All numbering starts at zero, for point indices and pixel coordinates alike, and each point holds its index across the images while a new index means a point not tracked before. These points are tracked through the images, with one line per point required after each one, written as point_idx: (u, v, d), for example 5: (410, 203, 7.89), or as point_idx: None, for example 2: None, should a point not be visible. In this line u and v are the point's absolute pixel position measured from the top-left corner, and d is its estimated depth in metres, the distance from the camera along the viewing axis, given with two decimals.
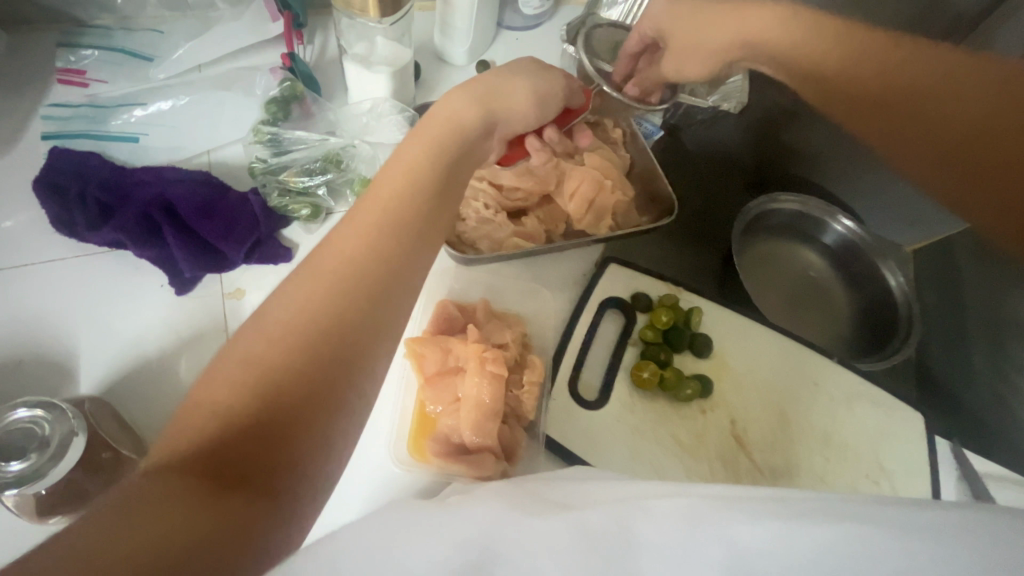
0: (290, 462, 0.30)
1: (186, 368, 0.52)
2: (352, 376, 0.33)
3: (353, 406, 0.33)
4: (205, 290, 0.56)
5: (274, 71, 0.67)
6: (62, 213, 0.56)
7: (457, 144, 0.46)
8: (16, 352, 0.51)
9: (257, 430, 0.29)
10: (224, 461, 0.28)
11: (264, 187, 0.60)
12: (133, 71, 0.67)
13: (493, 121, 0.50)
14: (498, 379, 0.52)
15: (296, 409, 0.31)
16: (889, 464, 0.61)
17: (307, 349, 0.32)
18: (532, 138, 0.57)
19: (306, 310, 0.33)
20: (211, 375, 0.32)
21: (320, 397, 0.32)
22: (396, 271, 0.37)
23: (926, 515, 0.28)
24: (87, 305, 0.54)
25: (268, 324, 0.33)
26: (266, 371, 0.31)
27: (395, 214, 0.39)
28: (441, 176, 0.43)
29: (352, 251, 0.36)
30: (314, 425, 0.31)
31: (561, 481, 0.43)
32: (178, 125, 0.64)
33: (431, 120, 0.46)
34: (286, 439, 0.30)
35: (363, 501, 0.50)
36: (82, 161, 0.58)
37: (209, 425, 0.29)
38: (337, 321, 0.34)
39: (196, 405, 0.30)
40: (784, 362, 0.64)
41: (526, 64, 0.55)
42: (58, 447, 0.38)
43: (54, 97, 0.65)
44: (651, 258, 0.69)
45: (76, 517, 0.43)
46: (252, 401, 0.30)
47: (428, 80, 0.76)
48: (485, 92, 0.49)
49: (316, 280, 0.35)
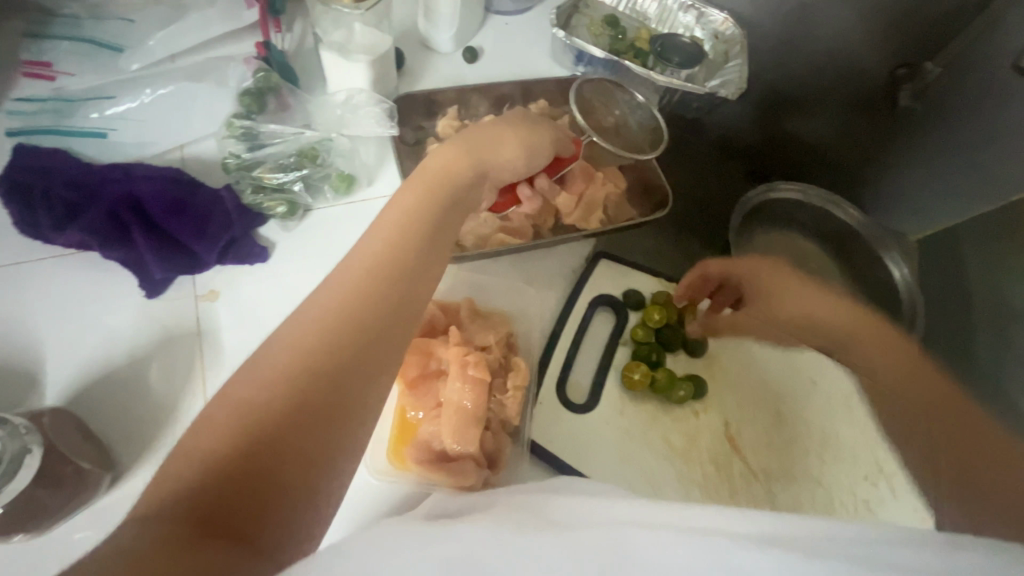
0: (277, 507, 0.28)
1: (157, 374, 0.50)
2: (348, 416, 0.32)
3: (347, 450, 0.32)
4: (177, 292, 0.54)
5: (249, 61, 0.64)
6: (26, 214, 0.54)
7: (451, 187, 0.46)
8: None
9: (247, 474, 0.28)
10: (209, 509, 0.27)
11: (238, 183, 0.57)
12: (103, 62, 0.64)
13: (485, 170, 0.50)
14: (480, 384, 0.49)
15: (290, 448, 0.29)
16: (888, 466, 0.58)
17: (300, 388, 0.31)
18: (523, 185, 0.59)
19: (298, 351, 0.33)
20: (200, 419, 0.31)
21: (311, 438, 0.30)
22: (390, 309, 0.37)
23: (941, 567, 0.25)
24: (53, 310, 0.52)
25: (260, 367, 0.32)
26: (257, 411, 0.30)
27: (393, 251, 0.39)
28: (436, 216, 0.43)
29: (347, 290, 0.36)
30: (306, 467, 0.30)
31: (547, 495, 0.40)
32: (149, 119, 0.61)
33: (427, 169, 0.46)
34: (274, 485, 0.28)
35: (339, 513, 0.48)
36: (47, 158, 0.56)
37: (194, 470, 0.28)
38: (332, 359, 0.33)
39: (182, 450, 0.29)
40: (782, 362, 0.62)
41: (519, 118, 0.56)
42: (10, 465, 0.36)
43: (20, 90, 0.62)
44: (647, 252, 0.66)
45: (40, 532, 0.41)
46: (241, 442, 0.29)
47: (412, 68, 0.72)
48: (474, 141, 0.50)
49: (311, 323, 0.34)
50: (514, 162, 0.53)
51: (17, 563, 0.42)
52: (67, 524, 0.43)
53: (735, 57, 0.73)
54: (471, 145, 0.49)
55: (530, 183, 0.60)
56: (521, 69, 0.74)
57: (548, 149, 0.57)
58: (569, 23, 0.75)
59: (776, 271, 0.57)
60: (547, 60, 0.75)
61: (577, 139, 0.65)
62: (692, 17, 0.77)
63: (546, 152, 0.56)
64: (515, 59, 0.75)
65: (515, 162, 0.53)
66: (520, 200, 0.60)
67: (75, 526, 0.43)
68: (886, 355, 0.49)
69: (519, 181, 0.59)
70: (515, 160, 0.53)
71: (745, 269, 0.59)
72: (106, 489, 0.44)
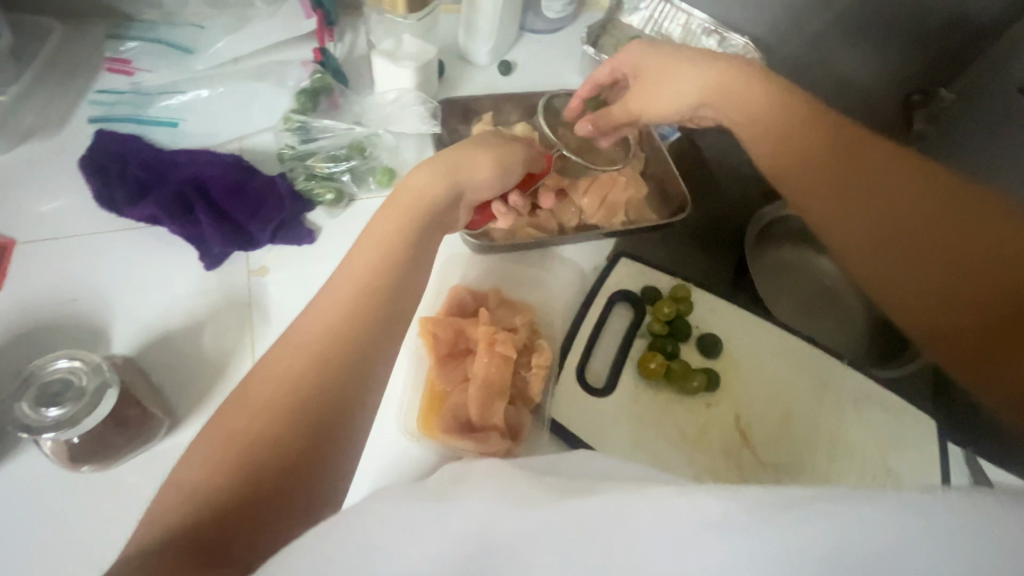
0: (267, 530, 0.33)
1: (211, 337, 0.55)
2: (332, 438, 0.37)
3: (333, 468, 0.37)
4: (232, 266, 0.59)
5: (306, 64, 0.71)
6: (104, 190, 0.60)
7: (427, 212, 0.50)
8: (68, 302, 0.55)
9: (238, 506, 0.33)
10: (207, 538, 0.32)
11: (292, 171, 0.63)
12: (174, 62, 0.71)
13: (460, 190, 0.53)
14: (506, 360, 0.54)
15: (276, 478, 0.35)
16: (896, 466, 0.60)
17: (284, 419, 0.36)
18: (498, 203, 0.60)
19: (288, 380, 0.38)
20: (198, 449, 0.36)
21: (301, 462, 0.36)
22: (366, 339, 0.41)
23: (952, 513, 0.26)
24: (120, 275, 0.57)
25: (251, 399, 0.38)
26: (243, 447, 0.35)
27: (363, 289, 0.43)
28: (411, 243, 0.47)
29: (327, 324, 0.41)
30: (295, 490, 0.35)
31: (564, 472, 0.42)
32: (214, 112, 0.68)
33: (402, 196, 0.50)
34: (266, 509, 0.34)
35: (374, 473, 0.52)
36: (125, 142, 0.62)
37: (193, 501, 0.33)
38: (312, 390, 0.38)
39: (182, 483, 0.35)
40: (794, 364, 0.64)
41: (489, 138, 0.58)
42: (93, 396, 0.41)
43: (101, 83, 0.69)
44: (666, 255, 0.70)
45: (106, 466, 0.46)
46: (233, 476, 0.34)
47: (451, 78, 0.78)
48: (449, 165, 0.52)
49: (299, 352, 0.39)
50: (490, 180, 0.55)
51: (84, 497, 0.46)
52: (125, 466, 0.47)
53: None
54: (447, 168, 0.52)
55: (505, 201, 0.61)
56: (552, 82, 0.80)
57: (521, 165, 0.59)
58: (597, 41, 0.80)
59: (656, 57, 0.60)
60: (576, 75, 0.81)
61: (548, 153, 0.68)
62: (714, 42, 0.80)
63: (518, 170, 0.58)
64: (547, 73, 0.80)
65: (490, 185, 0.56)
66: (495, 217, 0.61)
67: (134, 468, 0.47)
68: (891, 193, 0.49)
69: (493, 199, 0.59)
70: (491, 180, 0.55)
71: (627, 62, 0.62)
72: (163, 436, 0.48)
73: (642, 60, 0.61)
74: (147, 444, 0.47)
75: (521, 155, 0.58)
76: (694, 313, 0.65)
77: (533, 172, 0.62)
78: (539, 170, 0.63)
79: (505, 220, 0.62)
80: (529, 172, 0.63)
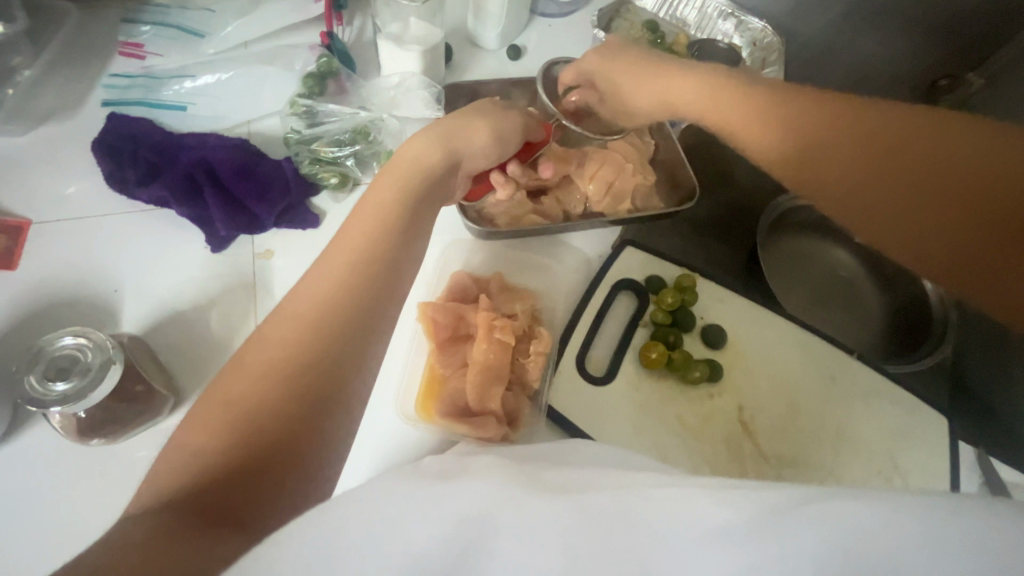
0: (267, 495, 0.35)
1: (217, 319, 0.56)
2: (329, 413, 0.38)
3: (327, 440, 0.38)
4: (239, 249, 0.60)
5: (313, 49, 0.71)
6: (115, 171, 0.61)
7: (424, 180, 0.50)
8: (112, 291, 0.56)
9: (238, 471, 0.35)
10: (209, 502, 0.33)
11: (298, 155, 0.63)
12: (185, 46, 0.72)
13: (458, 158, 0.53)
14: (504, 347, 0.54)
15: (273, 445, 0.36)
16: (902, 462, 0.58)
17: (282, 389, 0.37)
18: (496, 172, 0.61)
19: (286, 348, 0.39)
20: (196, 417, 0.37)
21: (301, 430, 0.37)
22: (363, 309, 0.42)
23: (947, 507, 0.26)
24: (130, 256, 0.58)
25: (247, 367, 0.39)
26: (241, 414, 0.36)
27: (360, 257, 0.44)
28: (407, 209, 0.48)
29: (326, 292, 0.42)
30: (293, 459, 0.36)
31: (562, 463, 0.42)
32: (223, 96, 0.68)
33: (399, 163, 0.51)
34: (268, 472, 0.35)
35: (373, 456, 0.52)
36: (136, 125, 0.63)
37: (195, 464, 0.34)
38: (308, 360, 0.39)
39: (182, 448, 0.36)
40: (803, 357, 0.63)
41: (487, 105, 0.58)
42: (98, 372, 0.42)
43: (115, 66, 0.70)
44: (674, 246, 0.68)
45: (113, 440, 0.47)
46: (233, 443, 0.35)
47: (459, 63, 0.77)
48: (447, 132, 0.53)
49: (295, 321, 0.40)
50: (486, 151, 0.56)
51: (94, 470, 0.48)
52: (132, 442, 0.49)
53: (772, 64, 0.75)
54: (443, 135, 0.53)
55: (503, 171, 0.62)
56: None
57: (516, 138, 0.59)
58: (609, 27, 0.79)
59: (619, 50, 0.60)
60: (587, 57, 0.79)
61: (547, 122, 0.68)
62: (731, 25, 0.79)
63: (514, 141, 0.59)
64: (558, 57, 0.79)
65: (486, 153, 0.56)
66: (494, 186, 0.62)
67: (142, 443, 0.49)
68: (829, 144, 0.44)
69: (492, 168, 0.60)
70: (487, 150, 0.56)
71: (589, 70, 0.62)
72: (169, 413, 0.50)
73: (599, 71, 0.61)
74: (154, 421, 0.49)
75: (516, 126, 0.58)
76: (698, 303, 0.64)
77: (531, 141, 0.63)
78: (538, 139, 0.64)
79: (504, 190, 0.62)
80: (527, 141, 0.64)
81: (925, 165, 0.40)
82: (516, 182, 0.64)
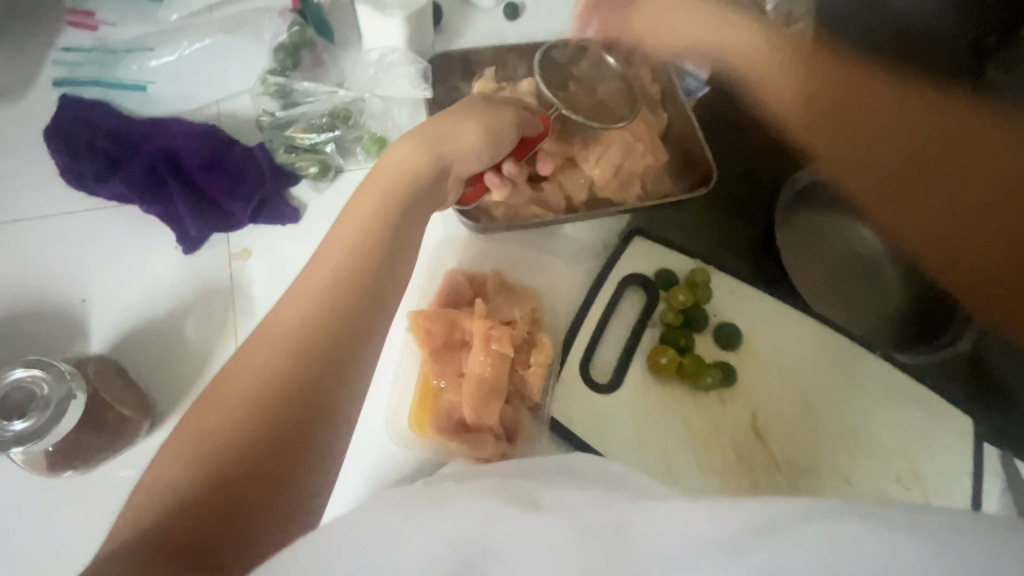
0: (247, 534, 0.30)
1: (192, 328, 0.52)
2: (314, 441, 0.34)
3: (312, 470, 0.33)
4: (212, 249, 0.54)
5: (284, 14, 0.63)
6: (71, 165, 0.55)
7: (409, 190, 0.45)
8: (80, 301, 0.52)
9: (214, 509, 0.30)
10: (181, 543, 0.28)
11: (271, 142, 0.57)
12: (141, 14, 0.64)
13: (446, 165, 0.48)
14: (502, 358, 0.50)
15: (252, 475, 0.31)
16: (924, 469, 0.54)
17: (260, 418, 0.33)
18: (492, 174, 0.54)
19: (258, 375, 0.34)
20: (164, 454, 0.33)
21: (284, 461, 0.32)
22: (348, 331, 0.37)
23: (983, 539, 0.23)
24: (95, 261, 0.54)
25: (220, 396, 0.34)
26: (214, 447, 0.31)
27: (346, 271, 0.39)
28: (393, 220, 0.43)
29: (306, 311, 0.37)
30: (273, 493, 0.32)
31: (551, 479, 0.38)
32: (186, 73, 0.61)
33: (382, 171, 0.46)
34: (248, 509, 0.31)
35: (368, 473, 0.50)
36: (92, 112, 0.57)
37: (161, 504, 0.30)
38: (289, 385, 0.34)
39: (149, 487, 0.31)
40: (822, 357, 0.58)
41: (476, 102, 0.52)
42: (57, 408, 0.39)
43: (66, 40, 0.63)
44: (684, 229, 0.61)
45: (88, 469, 0.45)
46: (207, 478, 0.30)
47: (450, 25, 0.69)
48: (437, 135, 0.48)
49: (269, 347, 0.35)
50: (478, 153, 0.50)
51: (72, 499, 0.45)
52: (111, 466, 0.46)
53: None
54: (431, 139, 0.47)
55: (498, 171, 0.55)
56: (564, 27, 0.69)
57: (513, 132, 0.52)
58: None
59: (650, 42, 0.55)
60: None
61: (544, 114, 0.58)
62: None
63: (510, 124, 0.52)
64: (559, 16, 0.70)
65: (478, 153, 0.50)
66: (489, 189, 0.55)
67: (122, 467, 0.46)
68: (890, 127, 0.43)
69: (485, 170, 0.54)
70: (480, 153, 0.50)
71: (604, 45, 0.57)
72: (146, 434, 0.47)
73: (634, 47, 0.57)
74: (129, 444, 0.46)
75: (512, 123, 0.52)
76: (713, 300, 0.60)
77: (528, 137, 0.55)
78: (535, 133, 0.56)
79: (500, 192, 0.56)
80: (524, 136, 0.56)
81: (961, 160, 0.40)
82: (514, 183, 0.57)
